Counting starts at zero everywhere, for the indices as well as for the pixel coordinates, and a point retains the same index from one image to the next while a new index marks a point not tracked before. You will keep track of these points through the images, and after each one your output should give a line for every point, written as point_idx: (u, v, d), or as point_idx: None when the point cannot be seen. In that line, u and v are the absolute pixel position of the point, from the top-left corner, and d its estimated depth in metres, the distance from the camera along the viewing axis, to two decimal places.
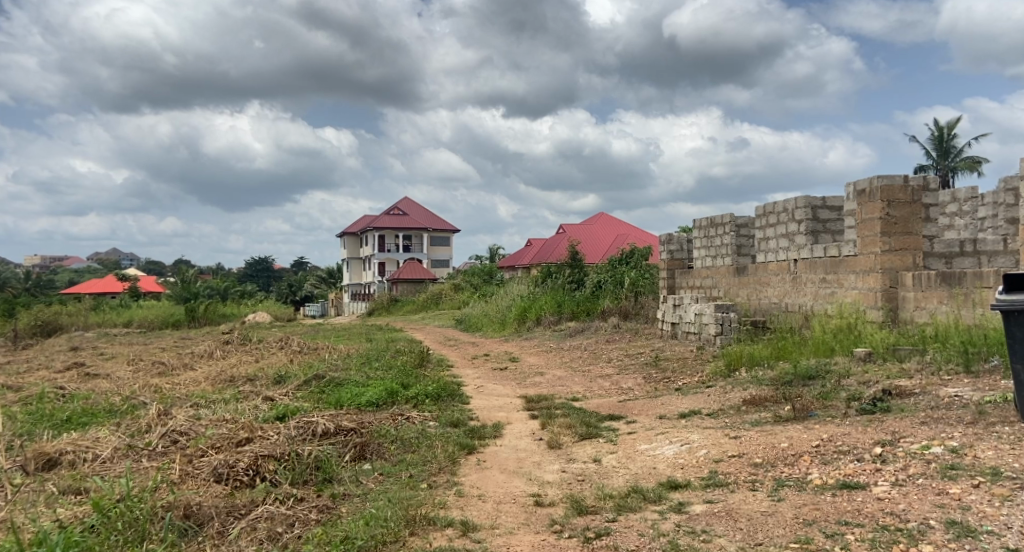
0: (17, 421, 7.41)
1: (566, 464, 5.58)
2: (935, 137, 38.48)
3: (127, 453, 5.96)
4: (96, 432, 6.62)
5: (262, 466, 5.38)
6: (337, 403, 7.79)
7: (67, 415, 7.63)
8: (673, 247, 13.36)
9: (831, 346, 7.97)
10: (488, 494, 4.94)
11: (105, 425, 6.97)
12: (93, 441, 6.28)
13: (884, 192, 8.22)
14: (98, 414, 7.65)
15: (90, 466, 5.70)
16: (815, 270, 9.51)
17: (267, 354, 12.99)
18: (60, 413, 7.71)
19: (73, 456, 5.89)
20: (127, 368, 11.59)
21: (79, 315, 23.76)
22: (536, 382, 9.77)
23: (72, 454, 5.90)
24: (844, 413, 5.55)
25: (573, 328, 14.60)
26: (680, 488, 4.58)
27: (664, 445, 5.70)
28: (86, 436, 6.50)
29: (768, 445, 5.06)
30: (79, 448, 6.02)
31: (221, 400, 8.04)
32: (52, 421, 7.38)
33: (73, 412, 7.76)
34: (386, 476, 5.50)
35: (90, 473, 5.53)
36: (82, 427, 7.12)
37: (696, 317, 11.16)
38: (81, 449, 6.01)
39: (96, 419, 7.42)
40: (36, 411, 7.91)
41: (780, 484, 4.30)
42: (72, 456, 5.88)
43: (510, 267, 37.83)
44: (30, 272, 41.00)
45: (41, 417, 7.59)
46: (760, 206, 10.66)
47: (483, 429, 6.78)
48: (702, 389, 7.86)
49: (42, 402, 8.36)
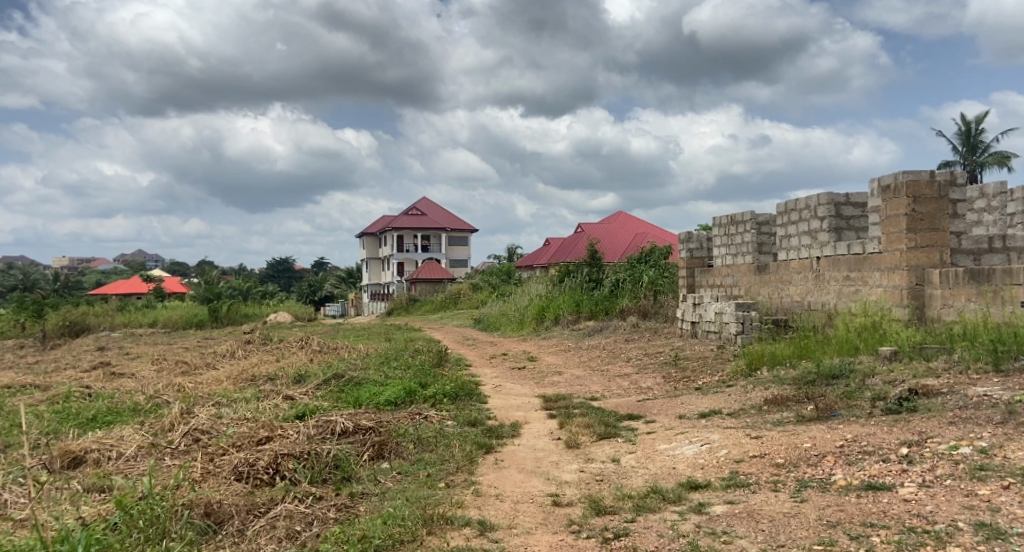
0: (43, 420, 7.44)
1: (584, 464, 5.51)
2: (962, 132, 37.95)
3: (150, 452, 5.96)
4: (120, 431, 6.64)
5: (281, 465, 5.36)
6: (355, 402, 7.76)
7: (92, 413, 7.65)
8: (693, 245, 13.26)
9: (856, 344, 7.84)
10: (506, 493, 4.88)
11: (128, 424, 6.98)
12: (117, 439, 6.29)
13: (910, 188, 8.08)
14: (123, 413, 7.66)
15: (114, 464, 5.70)
16: (839, 268, 9.37)
17: (288, 353, 13.03)
18: (86, 412, 7.74)
19: (98, 454, 5.91)
20: (151, 367, 11.65)
21: (106, 316, 23.96)
22: (555, 382, 9.69)
23: (96, 452, 5.92)
24: (869, 413, 5.44)
25: (591, 328, 14.50)
26: (701, 488, 4.50)
27: (683, 445, 5.62)
28: (110, 434, 6.52)
29: (791, 445, 4.97)
30: (103, 446, 6.03)
31: (242, 399, 8.05)
32: (78, 420, 7.41)
33: (98, 411, 7.79)
34: (403, 475, 5.46)
35: (114, 471, 5.54)
36: (107, 426, 7.14)
37: (716, 315, 11.04)
38: (105, 447, 6.03)
39: (121, 417, 7.45)
40: (62, 409, 7.96)
41: (803, 485, 4.21)
42: (97, 454, 5.90)
43: (528, 266, 37.79)
44: (57, 273, 41.55)
45: (67, 416, 7.64)
46: (782, 203, 10.53)
47: (500, 428, 6.72)
48: (722, 388, 7.76)
49: (68, 401, 8.42)
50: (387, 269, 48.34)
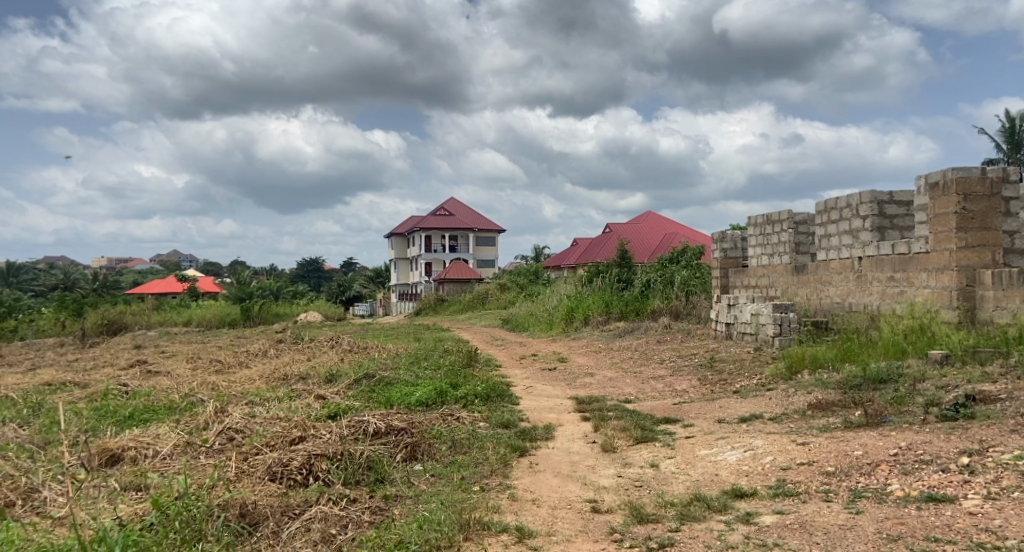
0: (81, 417, 7.43)
1: (622, 469, 5.34)
2: (1005, 129, 37.03)
3: (186, 451, 5.89)
4: (156, 429, 6.59)
5: (315, 465, 5.26)
6: (387, 403, 7.65)
7: (129, 411, 7.62)
8: (727, 245, 13.02)
9: (903, 347, 7.59)
10: (543, 498, 4.73)
11: (164, 422, 6.93)
12: (153, 437, 6.24)
13: (960, 185, 7.83)
14: (159, 411, 7.62)
15: (150, 462, 5.64)
16: (882, 269, 9.10)
17: (319, 353, 13.01)
18: (123, 410, 7.71)
19: (135, 452, 5.86)
20: (186, 365, 11.69)
21: (143, 314, 24.18)
22: (588, 383, 9.52)
23: (133, 451, 5.88)
24: (923, 419, 5.22)
25: (622, 328, 14.30)
26: (747, 497, 4.32)
27: (726, 450, 5.43)
28: (147, 432, 6.47)
29: (840, 452, 4.78)
30: (140, 444, 5.98)
31: (274, 398, 7.98)
32: (115, 417, 7.39)
33: (135, 408, 7.76)
34: (437, 477, 5.33)
35: (150, 469, 5.48)
36: (144, 424, 7.10)
37: (752, 317, 10.79)
38: (142, 445, 5.98)
39: (157, 415, 7.41)
40: (100, 407, 7.96)
41: (857, 495, 4.01)
42: (134, 452, 5.86)
43: (556, 266, 37.61)
44: (95, 273, 42.26)
45: (105, 413, 7.62)
46: (821, 202, 10.27)
47: (534, 431, 6.56)
48: (762, 392, 7.55)
49: (105, 399, 8.42)
50: (415, 270, 48.41)
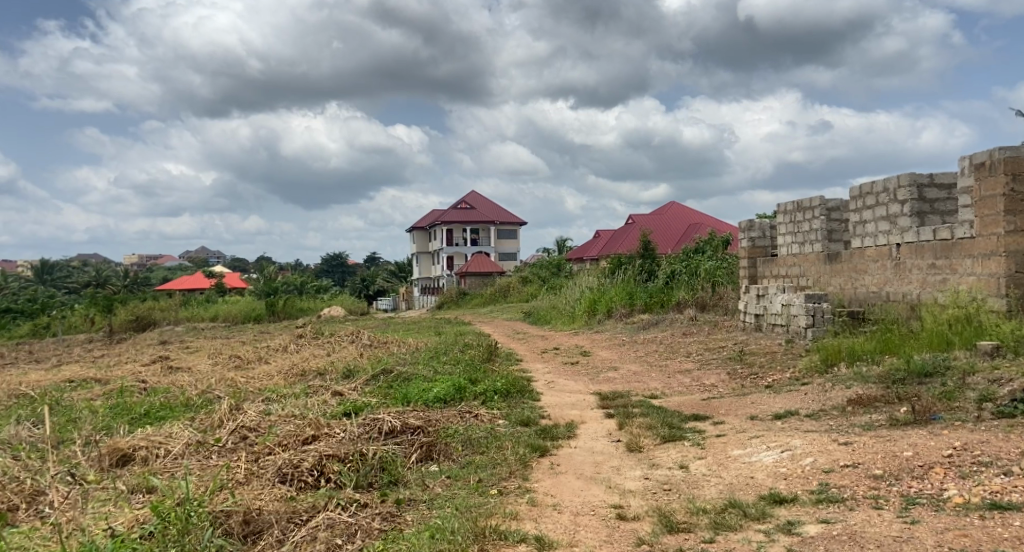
0: (96, 415, 7.04)
1: (649, 470, 5.00)
2: None
3: (197, 450, 5.56)
4: (169, 427, 6.29)
5: (326, 467, 4.93)
6: (403, 399, 7.34)
7: (144, 409, 7.23)
8: (755, 234, 12.60)
9: (948, 339, 7.25)
10: (564, 503, 4.40)
11: (179, 420, 6.62)
12: (165, 436, 5.92)
13: (1008, 164, 7.51)
14: (174, 409, 7.28)
15: (160, 463, 5.31)
16: (922, 256, 8.71)
17: (338, 348, 12.77)
18: (138, 407, 7.35)
19: (146, 451, 5.52)
20: (206, 362, 11.48)
21: (169, 310, 24.10)
22: (612, 378, 9.16)
23: (144, 450, 5.53)
24: (978, 416, 5.08)
25: (646, 321, 13.91)
26: (787, 503, 3.96)
27: (761, 450, 5.06)
28: (159, 431, 6.17)
29: (887, 454, 4.49)
30: (152, 443, 5.64)
31: (290, 395, 7.71)
32: (130, 415, 6.99)
33: (151, 406, 7.39)
34: (453, 479, 4.99)
35: (159, 470, 5.14)
36: (158, 422, 6.69)
37: (783, 308, 10.40)
38: (153, 444, 5.64)
39: (172, 413, 7.01)
40: (115, 404, 7.58)
41: (911, 503, 3.67)
42: (145, 452, 5.51)
43: (579, 259, 37.29)
44: (124, 269, 42.45)
45: (120, 410, 7.23)
46: (855, 187, 9.86)
47: (556, 429, 6.25)
48: (796, 387, 7.20)
49: (122, 395, 8.12)
50: (437, 263, 48.23)
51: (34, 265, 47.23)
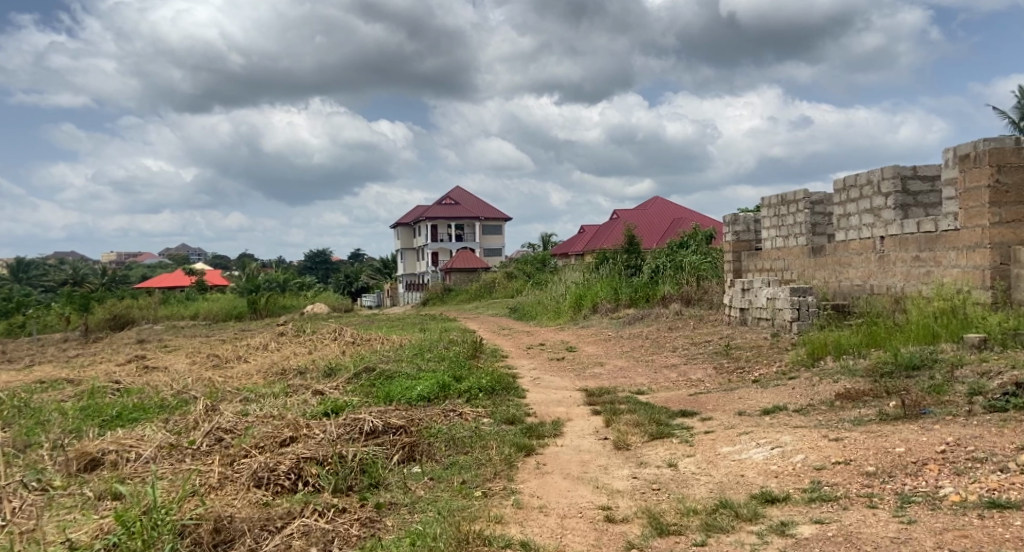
0: (66, 417, 6.83)
1: (637, 469, 4.89)
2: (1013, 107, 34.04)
3: (170, 453, 5.39)
4: (142, 429, 6.10)
5: (304, 470, 4.77)
6: (385, 398, 7.19)
7: (116, 411, 7.03)
8: (739, 228, 12.53)
9: (935, 331, 7.18)
10: (551, 506, 4.27)
11: (152, 422, 6.43)
12: (137, 439, 5.72)
13: (993, 156, 7.45)
14: (148, 410, 7.07)
15: (131, 467, 5.13)
16: (907, 248, 8.66)
17: (321, 345, 12.59)
18: (111, 408, 7.14)
19: (116, 455, 5.33)
20: (184, 361, 11.25)
21: (149, 309, 23.75)
22: (598, 374, 9.04)
23: (114, 454, 5.35)
24: (969, 411, 5.00)
25: (632, 315, 13.82)
26: (779, 502, 3.85)
27: (751, 447, 4.96)
28: (131, 433, 5.97)
29: (879, 450, 4.40)
30: (122, 447, 5.45)
31: (269, 395, 7.53)
32: (101, 418, 6.78)
33: (123, 407, 7.18)
34: (436, 481, 4.85)
35: (129, 475, 4.96)
36: (130, 425, 6.50)
37: (768, 301, 10.32)
38: (124, 448, 5.45)
39: (146, 415, 6.82)
40: (86, 406, 7.35)
41: (906, 501, 3.60)
42: (115, 455, 5.33)
43: (564, 254, 37.24)
44: (102, 268, 41.86)
45: (91, 413, 7.02)
46: (839, 180, 9.80)
47: (541, 427, 6.12)
48: (784, 382, 7.11)
49: (94, 397, 7.89)
50: (421, 259, 48.00)
51: (11, 264, 46.46)
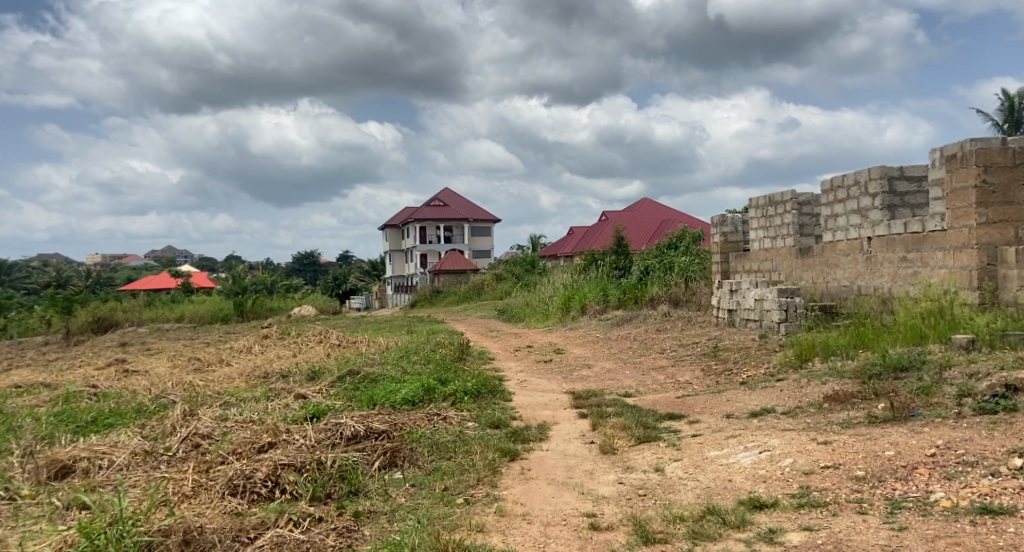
0: (40, 422, 6.68)
1: (623, 474, 4.79)
2: (1000, 107, 34.04)
3: (144, 460, 5.26)
4: (116, 435, 5.97)
5: (281, 477, 4.65)
6: (369, 402, 7.08)
7: (92, 416, 6.88)
8: (727, 229, 12.48)
9: (923, 332, 7.13)
10: (534, 513, 4.17)
11: (129, 428, 6.28)
12: (111, 445, 5.59)
13: (980, 156, 7.42)
14: (125, 415, 6.93)
15: (103, 475, 5.00)
16: (893, 249, 8.62)
17: (306, 348, 12.44)
18: (86, 414, 6.99)
19: (88, 462, 5.20)
20: (165, 364, 11.08)
21: (133, 311, 23.52)
22: (585, 376, 8.95)
23: (87, 461, 5.21)
24: (959, 413, 4.93)
25: (620, 317, 13.74)
26: (767, 508, 3.77)
27: (739, 451, 4.87)
28: (105, 439, 5.83)
29: (869, 453, 4.32)
30: (95, 454, 5.32)
31: (250, 399, 7.40)
32: (76, 423, 6.63)
33: (99, 413, 7.02)
34: (418, 488, 4.74)
35: (101, 483, 4.83)
36: (105, 430, 6.35)
37: (756, 302, 10.26)
38: (97, 455, 5.31)
39: (122, 420, 6.68)
40: (61, 411, 7.20)
41: (897, 506, 3.53)
42: (87, 463, 5.19)
43: (552, 256, 37.17)
44: (87, 270, 41.51)
45: (66, 418, 6.86)
46: (826, 181, 9.75)
47: (527, 431, 6.02)
48: (772, 383, 7.04)
49: (70, 402, 7.73)
50: (410, 261, 47.83)
51: None
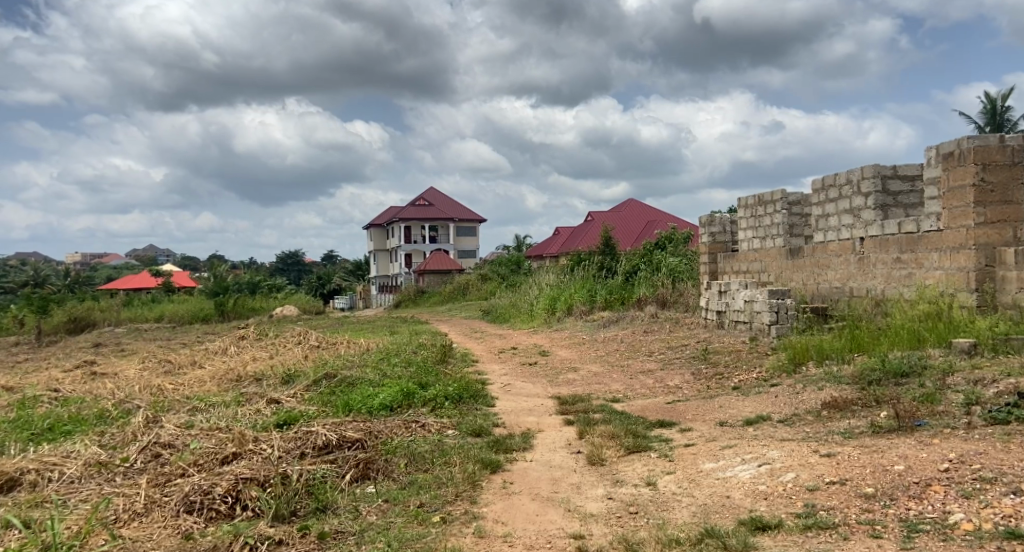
0: None
1: (612, 488, 4.46)
2: (984, 109, 33.93)
3: (98, 472, 4.88)
4: (71, 444, 5.57)
5: (243, 493, 4.29)
6: (344, 407, 6.71)
7: (47, 423, 6.46)
8: (715, 229, 12.21)
9: (920, 335, 6.85)
10: (517, 534, 3.84)
11: (86, 436, 5.89)
12: (64, 455, 5.20)
13: (977, 154, 7.15)
14: (84, 422, 6.52)
15: (52, 488, 4.63)
16: (887, 250, 8.35)
17: (283, 350, 12.04)
18: (42, 421, 6.57)
19: (37, 475, 4.82)
20: (136, 367, 10.66)
21: (111, 311, 22.97)
22: (571, 380, 8.61)
23: (34, 474, 4.83)
24: (968, 423, 4.63)
25: (607, 318, 13.41)
26: (771, 530, 3.45)
27: (736, 464, 4.55)
28: (58, 449, 5.44)
29: (876, 467, 4.01)
30: (45, 466, 4.93)
31: (219, 404, 7.01)
32: (30, 431, 6.22)
33: (56, 419, 6.61)
34: (391, 504, 4.39)
35: (48, 497, 4.46)
36: (60, 439, 5.95)
37: (746, 304, 9.95)
38: (46, 466, 4.93)
39: (80, 428, 6.27)
40: (15, 417, 6.77)
41: (913, 530, 3.24)
42: (35, 475, 4.81)
43: (537, 258, 36.89)
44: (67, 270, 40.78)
45: (20, 425, 6.45)
46: (816, 179, 9.48)
47: (510, 440, 5.67)
48: (765, 388, 6.74)
49: (28, 407, 7.31)
50: (395, 262, 47.38)
51: None
